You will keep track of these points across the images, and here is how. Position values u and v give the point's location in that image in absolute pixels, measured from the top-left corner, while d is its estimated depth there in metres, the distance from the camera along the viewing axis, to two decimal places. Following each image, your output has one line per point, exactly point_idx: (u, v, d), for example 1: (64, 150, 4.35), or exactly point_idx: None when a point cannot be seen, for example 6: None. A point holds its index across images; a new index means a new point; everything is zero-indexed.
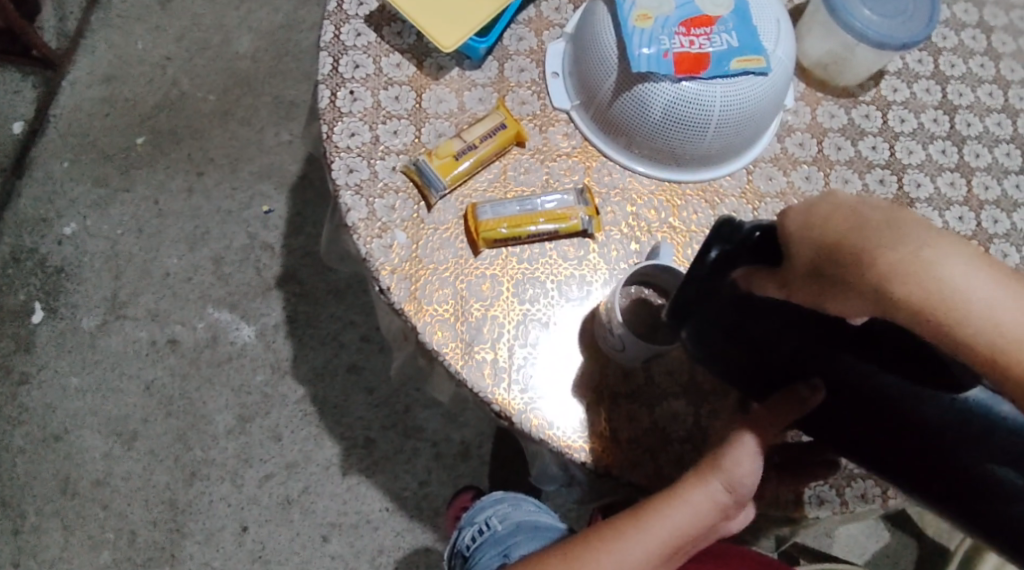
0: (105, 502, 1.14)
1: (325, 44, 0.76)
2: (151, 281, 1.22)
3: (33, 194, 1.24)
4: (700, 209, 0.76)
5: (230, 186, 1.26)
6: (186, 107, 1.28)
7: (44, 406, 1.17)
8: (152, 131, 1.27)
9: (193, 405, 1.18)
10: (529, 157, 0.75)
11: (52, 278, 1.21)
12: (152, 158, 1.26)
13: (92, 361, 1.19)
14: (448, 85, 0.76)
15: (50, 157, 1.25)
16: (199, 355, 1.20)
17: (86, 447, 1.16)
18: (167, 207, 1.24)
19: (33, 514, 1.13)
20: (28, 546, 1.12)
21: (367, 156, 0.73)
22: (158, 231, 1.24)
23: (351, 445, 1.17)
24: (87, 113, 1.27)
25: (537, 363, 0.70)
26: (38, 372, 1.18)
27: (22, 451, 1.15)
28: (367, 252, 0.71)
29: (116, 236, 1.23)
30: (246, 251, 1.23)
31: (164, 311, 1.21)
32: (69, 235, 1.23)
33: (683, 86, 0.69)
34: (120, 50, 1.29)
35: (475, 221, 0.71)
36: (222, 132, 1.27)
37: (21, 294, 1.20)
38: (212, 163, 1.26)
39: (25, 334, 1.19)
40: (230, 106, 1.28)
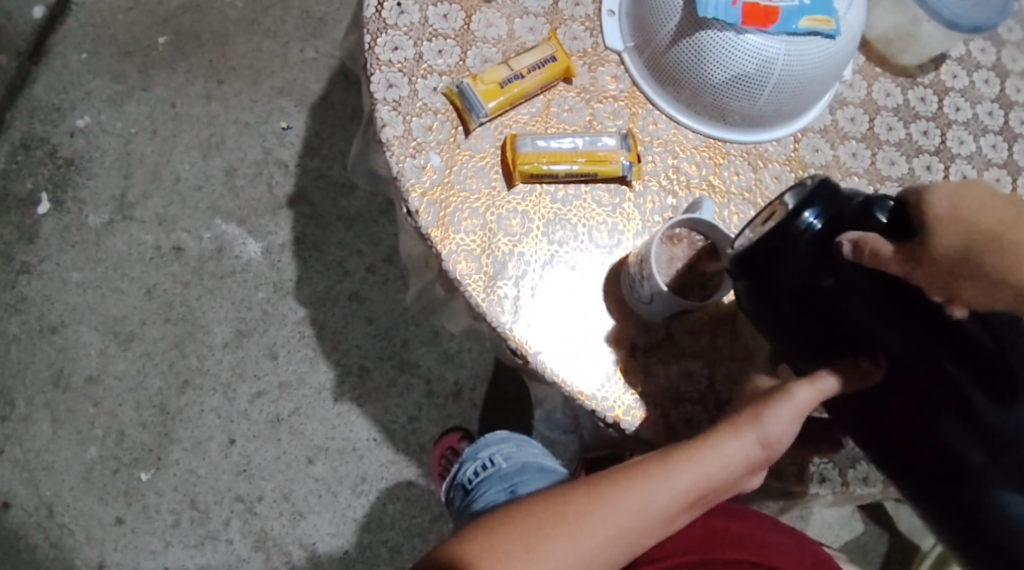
0: (96, 399, 1.13)
1: None
2: (162, 184, 1.20)
3: (48, 82, 1.21)
4: (741, 170, 0.75)
5: (250, 97, 1.23)
6: (211, 11, 1.24)
7: (43, 297, 1.15)
8: (175, 32, 1.23)
9: (192, 313, 1.17)
10: (575, 95, 0.73)
11: (62, 171, 1.19)
12: (173, 60, 1.23)
13: (95, 258, 1.17)
14: (499, 10, 0.73)
15: (69, 46, 1.22)
16: (202, 265, 1.18)
17: (83, 343, 1.14)
18: (184, 111, 1.22)
19: (23, 403, 1.12)
20: (15, 434, 1.12)
21: (409, 73, 0.71)
22: (173, 134, 1.21)
23: (345, 371, 1.17)
24: (110, 5, 1.23)
25: (556, 304, 0.68)
26: (39, 263, 1.16)
27: (18, 339, 1.14)
28: (399, 171, 0.69)
29: (130, 135, 1.21)
30: (260, 165, 1.21)
31: (172, 217, 1.19)
32: (82, 128, 1.20)
33: (764, 48, 0.68)
34: None
35: (513, 152, 0.69)
36: (245, 41, 1.24)
37: (28, 183, 1.18)
38: (233, 72, 1.23)
39: (30, 224, 1.17)
40: (257, 15, 1.25)
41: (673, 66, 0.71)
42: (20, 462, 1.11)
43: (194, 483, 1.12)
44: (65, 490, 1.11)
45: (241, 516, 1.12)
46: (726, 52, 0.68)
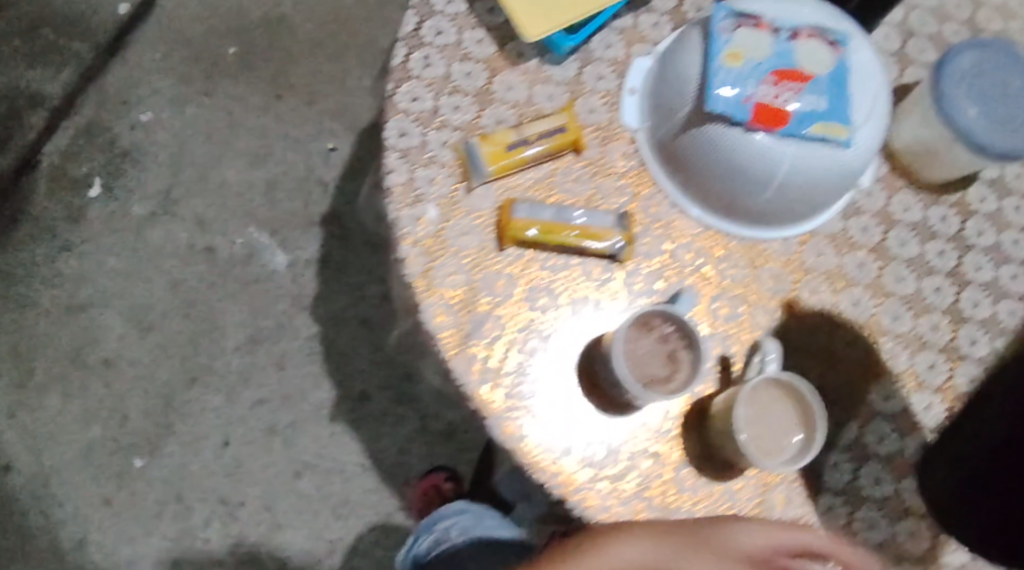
0: (107, 381, 1.17)
1: (416, 3, 0.75)
2: (206, 186, 1.24)
3: (120, 75, 1.26)
4: (738, 265, 0.75)
5: (303, 116, 1.27)
6: (282, 31, 1.30)
7: (77, 276, 1.19)
8: (244, 45, 1.29)
9: (212, 313, 1.20)
10: (581, 167, 0.74)
11: (118, 160, 1.23)
12: (238, 70, 1.28)
13: (131, 247, 1.21)
14: (522, 75, 0.75)
15: (145, 45, 1.27)
16: (230, 268, 1.21)
17: (105, 326, 1.18)
18: (239, 120, 1.26)
19: (40, 372, 1.16)
20: (27, 401, 1.15)
21: (423, 125, 0.73)
22: (226, 140, 1.25)
23: (346, 394, 1.18)
24: (189, 12, 1.29)
25: (525, 372, 0.69)
26: (80, 243, 1.20)
27: (47, 312, 1.18)
28: (397, 219, 0.71)
29: (185, 136, 1.25)
30: (300, 182, 1.25)
31: (210, 219, 1.23)
32: (143, 122, 1.25)
33: (772, 149, 0.68)
34: None
35: (508, 216, 0.70)
36: (308, 63, 1.29)
37: (84, 167, 1.23)
38: (291, 90, 1.28)
39: (78, 205, 1.21)
40: (323, 40, 1.30)
41: (684, 155, 0.72)
42: (27, 430, 1.15)
43: (184, 478, 1.15)
44: (63, 463, 1.14)
45: (221, 518, 1.14)
46: (734, 149, 0.69)
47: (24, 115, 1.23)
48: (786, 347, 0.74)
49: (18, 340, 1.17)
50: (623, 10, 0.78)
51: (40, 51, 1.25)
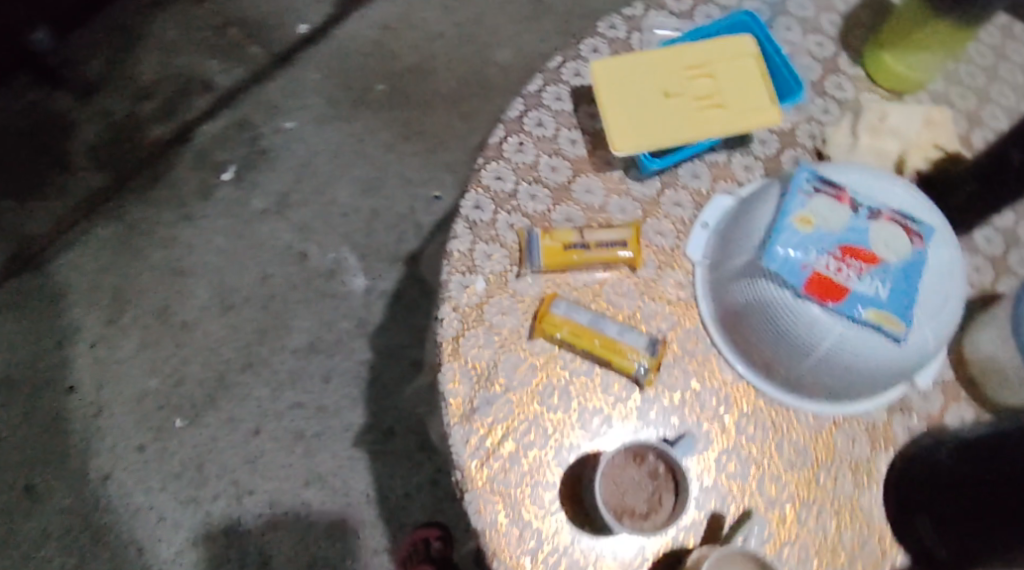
0: (181, 342, 1.24)
1: (526, 92, 0.81)
2: (318, 199, 1.32)
3: (283, 86, 1.38)
4: (762, 425, 0.74)
5: (423, 163, 1.35)
6: (430, 82, 1.41)
7: (187, 244, 1.29)
8: (393, 86, 1.40)
9: (285, 313, 1.26)
10: (631, 283, 0.76)
11: (255, 155, 1.34)
12: (380, 107, 1.38)
13: (238, 232, 1.30)
14: (605, 182, 0.79)
15: (310, 65, 1.40)
16: (314, 277, 1.28)
17: (195, 294, 1.26)
18: (367, 149, 1.35)
19: (125, 318, 1.24)
20: (107, 338, 1.23)
21: (498, 203, 0.77)
22: (350, 164, 1.34)
23: (375, 424, 1.21)
24: (357, 46, 1.42)
25: (516, 463, 0.71)
26: (200, 216, 1.30)
27: (152, 267, 1.27)
28: (447, 280, 0.75)
29: (318, 151, 1.35)
30: (401, 219, 1.31)
31: (313, 232, 1.30)
32: (287, 129, 1.36)
33: (822, 322, 0.67)
34: (409, 14, 1.45)
35: (546, 309, 0.73)
36: (443, 115, 1.39)
37: (224, 154, 1.34)
38: (420, 135, 1.37)
39: (208, 184, 1.32)
40: (462, 98, 1.40)
41: (732, 299, 0.72)
42: (98, 362, 1.22)
43: (209, 451, 1.19)
44: (116, 403, 1.20)
45: (229, 498, 1.18)
46: (779, 308, 0.69)
47: (190, 96, 1.37)
48: (784, 522, 0.72)
49: (120, 284, 1.26)
50: (719, 145, 0.81)
51: (225, 49, 1.40)
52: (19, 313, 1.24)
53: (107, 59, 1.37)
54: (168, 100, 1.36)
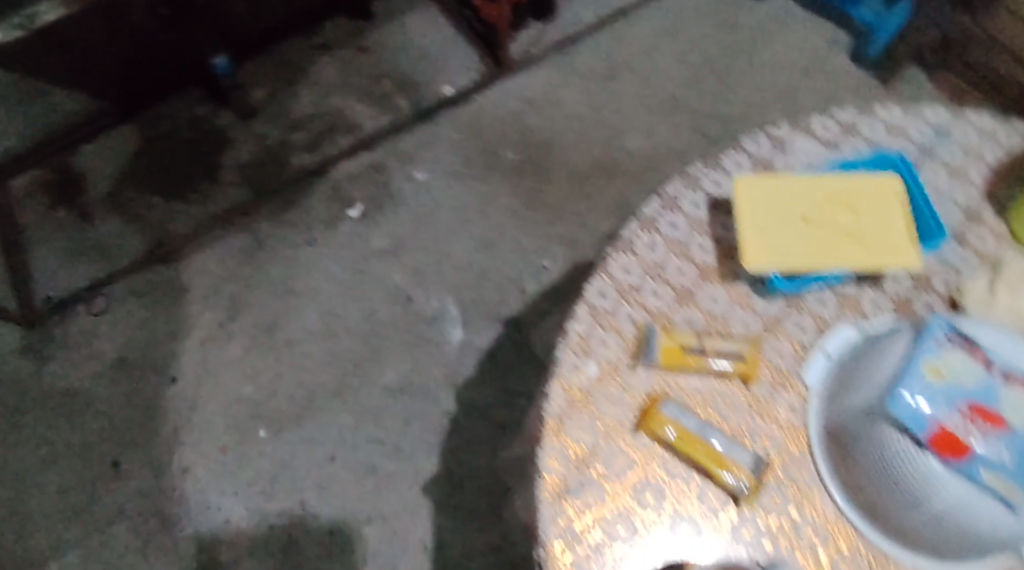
0: (280, 357, 1.61)
1: (664, 194, 0.96)
2: (438, 250, 1.70)
3: (419, 138, 1.80)
4: (857, 564, 0.85)
5: (538, 233, 1.72)
6: (559, 174, 1.78)
7: (308, 268, 1.68)
8: (525, 162, 1.79)
9: (378, 352, 1.61)
10: (742, 398, 0.90)
11: (385, 198, 1.75)
12: (496, 174, 1.78)
13: (358, 271, 1.68)
14: (727, 293, 0.93)
15: (445, 128, 1.81)
16: (417, 323, 1.63)
17: (303, 321, 1.64)
18: (485, 210, 1.74)
19: (232, 326, 1.64)
20: (211, 349, 1.62)
21: (622, 296, 0.92)
22: (467, 225, 1.73)
23: (447, 475, 1.52)
24: (490, 116, 1.83)
25: (607, 546, 0.84)
26: (318, 256, 1.69)
27: (269, 281, 1.67)
28: (563, 360, 0.89)
29: (440, 205, 1.74)
30: (509, 283, 1.66)
31: (424, 280, 1.67)
32: (417, 177, 1.77)
33: (942, 471, 0.78)
34: (534, 104, 1.85)
35: (655, 410, 0.87)
36: (558, 196, 1.76)
37: (358, 191, 1.75)
38: (535, 206, 1.75)
39: (336, 214, 1.73)
40: (584, 180, 1.78)
41: (847, 439, 0.84)
42: (200, 371, 1.61)
43: (286, 466, 1.53)
44: (211, 399, 1.59)
45: (295, 516, 1.50)
46: (898, 458, 0.79)
47: (333, 135, 1.80)
48: None
49: (238, 294, 1.66)
50: (850, 279, 0.94)
51: (374, 95, 1.84)
52: (140, 299, 1.65)
53: (271, 93, 1.83)
54: (314, 135, 1.80)
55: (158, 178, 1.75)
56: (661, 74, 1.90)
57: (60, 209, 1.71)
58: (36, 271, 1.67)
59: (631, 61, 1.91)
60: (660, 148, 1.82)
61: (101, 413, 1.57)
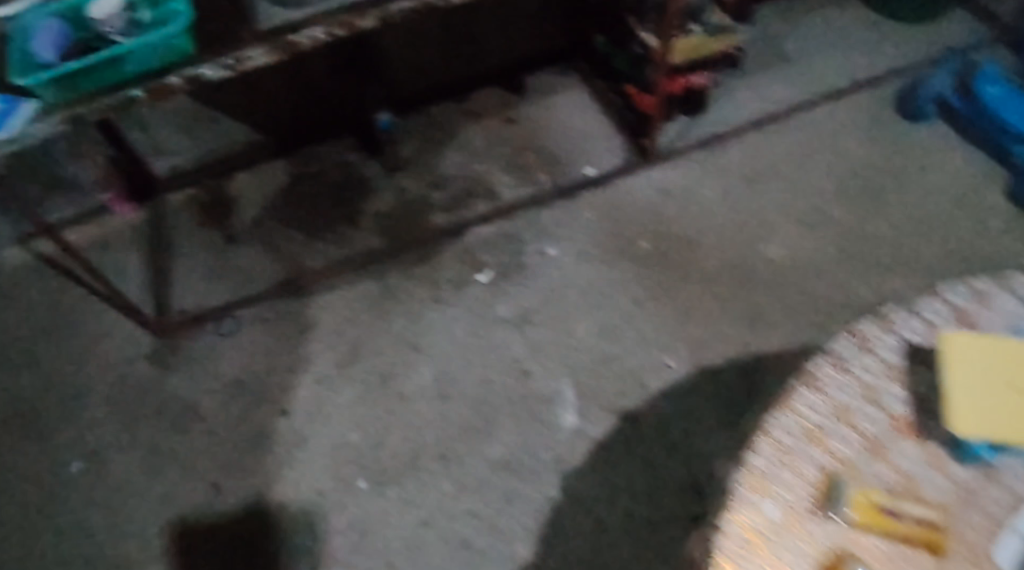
0: (391, 411, 1.66)
1: (854, 340, 1.07)
2: (561, 330, 1.73)
3: (557, 215, 1.93)
4: None
5: (665, 328, 1.72)
6: (691, 270, 1.81)
7: (430, 326, 1.76)
8: (658, 252, 1.84)
9: (488, 424, 1.63)
10: (922, 561, 0.96)
11: (514, 267, 1.84)
12: (630, 260, 1.83)
13: (477, 338, 1.73)
14: (910, 451, 1.02)
15: (583, 209, 1.93)
16: (531, 402, 1.64)
17: (419, 380, 1.69)
18: (613, 296, 1.77)
19: (351, 370, 1.72)
20: (328, 390, 1.70)
21: (808, 439, 1.01)
22: (594, 308, 1.75)
23: (542, 560, 1.49)
24: (625, 205, 1.93)
25: None
26: (443, 316, 1.77)
27: (393, 333, 1.76)
28: (740, 497, 0.97)
29: (570, 283, 1.80)
30: (630, 375, 1.66)
31: (542, 355, 1.70)
32: (549, 253, 1.86)
33: None
34: (671, 197, 1.94)
35: (836, 561, 0.95)
36: (690, 292, 1.78)
37: (491, 260, 1.86)
38: (666, 298, 1.77)
39: (464, 277, 1.83)
40: (717, 282, 1.80)
41: None
42: (312, 408, 1.68)
43: (380, 523, 1.55)
44: (317, 437, 1.64)
45: None
46: None
47: (473, 199, 2.00)
48: None
49: (359, 339, 1.76)
50: None
51: (518, 169, 2.04)
52: (264, 323, 1.80)
53: (415, 150, 2.08)
54: (455, 195, 2.01)
55: (305, 216, 1.99)
56: (808, 186, 1.97)
57: (210, 230, 1.97)
58: (177, 286, 1.89)
59: (776, 167, 2.01)
60: (801, 258, 1.84)
61: (210, 432, 1.67)
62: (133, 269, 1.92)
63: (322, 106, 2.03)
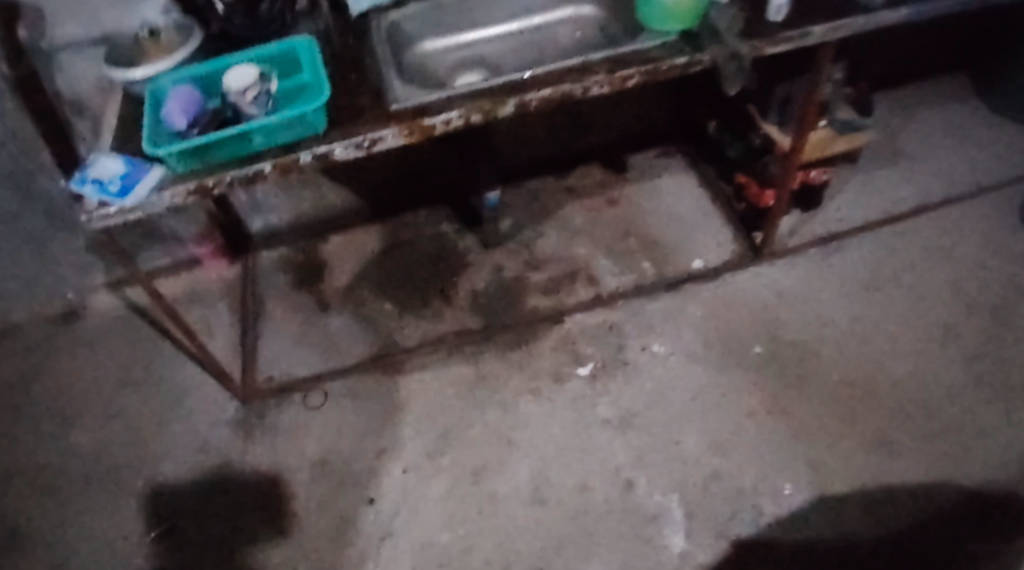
0: (484, 510, 1.59)
1: None
2: (669, 439, 1.66)
3: (662, 309, 1.85)
4: None
5: (783, 446, 1.65)
6: (809, 384, 1.73)
7: (527, 420, 1.69)
8: (772, 363, 1.76)
9: (589, 536, 1.55)
10: None
11: (618, 363, 1.77)
12: (746, 368, 1.76)
13: (578, 438, 1.66)
14: None
15: (693, 307, 1.85)
16: (635, 516, 1.57)
17: (515, 479, 1.62)
18: (723, 406, 1.70)
19: (444, 461, 1.65)
20: (416, 480, 1.63)
21: None
22: (703, 418, 1.69)
23: None
24: (736, 305, 1.85)
25: None
26: (541, 411, 1.70)
27: (485, 424, 1.69)
28: None
29: (679, 387, 1.73)
30: (743, 496, 1.59)
31: (647, 465, 1.63)
32: (655, 351, 1.78)
33: None
34: (783, 300, 1.86)
35: None
36: (808, 408, 1.70)
37: (592, 352, 1.78)
38: (783, 413, 1.69)
39: (566, 369, 1.76)
40: (836, 398, 1.71)
41: None
42: (399, 497, 1.62)
43: None
44: (403, 530, 1.58)
45: None
46: None
47: (574, 284, 1.90)
48: None
49: (451, 427, 1.69)
50: None
51: (623, 257, 1.94)
52: (351, 398, 1.75)
53: (515, 227, 2.01)
54: (554, 279, 1.91)
55: (399, 290, 1.91)
56: (928, 298, 1.86)
57: (301, 295, 1.93)
58: (263, 351, 1.84)
59: (895, 274, 1.90)
60: (928, 376, 1.74)
61: (291, 514, 1.62)
62: (222, 324, 1.91)
63: (423, 177, 2.02)
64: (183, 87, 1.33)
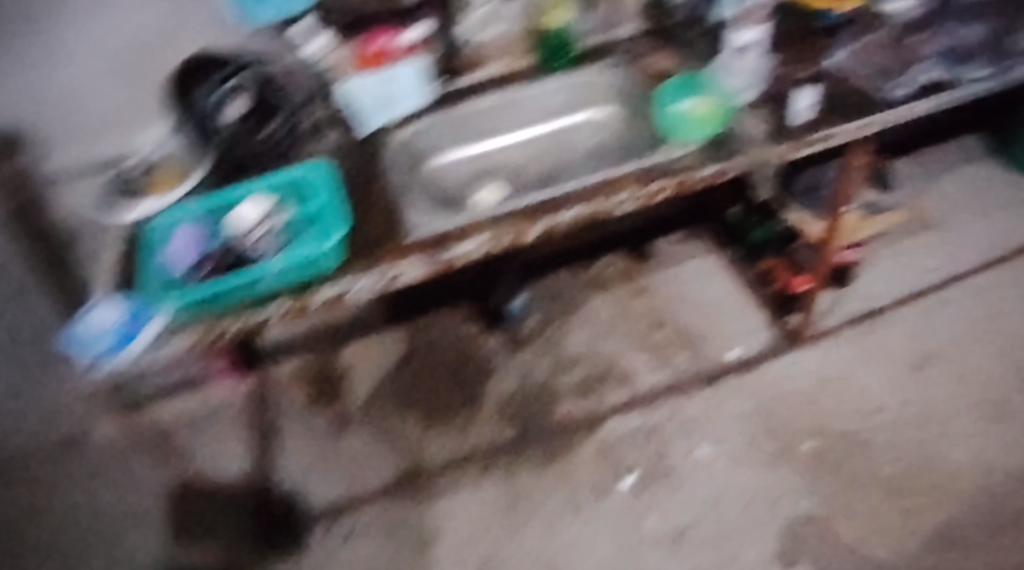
0: None
1: None
2: (724, 553, 1.56)
3: (700, 406, 1.75)
4: None
5: (851, 552, 1.54)
6: (865, 479, 1.63)
7: (571, 542, 1.59)
8: (823, 459, 1.66)
9: None
10: None
11: (660, 472, 1.67)
12: (797, 467, 1.65)
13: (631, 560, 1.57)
14: None
15: (733, 402, 1.75)
16: None
17: None
18: (777, 512, 1.60)
19: None
20: None
21: None
22: (756, 527, 1.59)
23: None
24: (776, 396, 1.75)
25: None
26: (586, 532, 1.61)
27: (527, 550, 1.59)
28: None
29: (726, 494, 1.63)
30: None
31: None
32: (699, 455, 1.68)
33: None
34: (826, 386, 1.76)
35: None
36: (868, 506, 1.59)
37: (633, 461, 1.69)
38: (843, 515, 1.59)
39: (607, 483, 1.66)
40: (897, 492, 1.60)
41: None
42: None
43: None
44: None
45: None
46: None
47: (605, 384, 1.80)
48: None
49: (490, 554, 1.59)
50: None
51: (653, 350, 1.85)
52: (379, 529, 1.64)
53: (538, 327, 1.91)
54: (585, 380, 1.81)
55: (422, 404, 1.81)
56: (977, 371, 1.76)
57: (317, 414, 1.81)
58: (281, 479, 1.72)
59: (941, 349, 1.79)
60: (993, 458, 1.63)
61: None
62: (233, 446, 1.78)
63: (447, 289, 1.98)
64: (191, 230, 1.26)
